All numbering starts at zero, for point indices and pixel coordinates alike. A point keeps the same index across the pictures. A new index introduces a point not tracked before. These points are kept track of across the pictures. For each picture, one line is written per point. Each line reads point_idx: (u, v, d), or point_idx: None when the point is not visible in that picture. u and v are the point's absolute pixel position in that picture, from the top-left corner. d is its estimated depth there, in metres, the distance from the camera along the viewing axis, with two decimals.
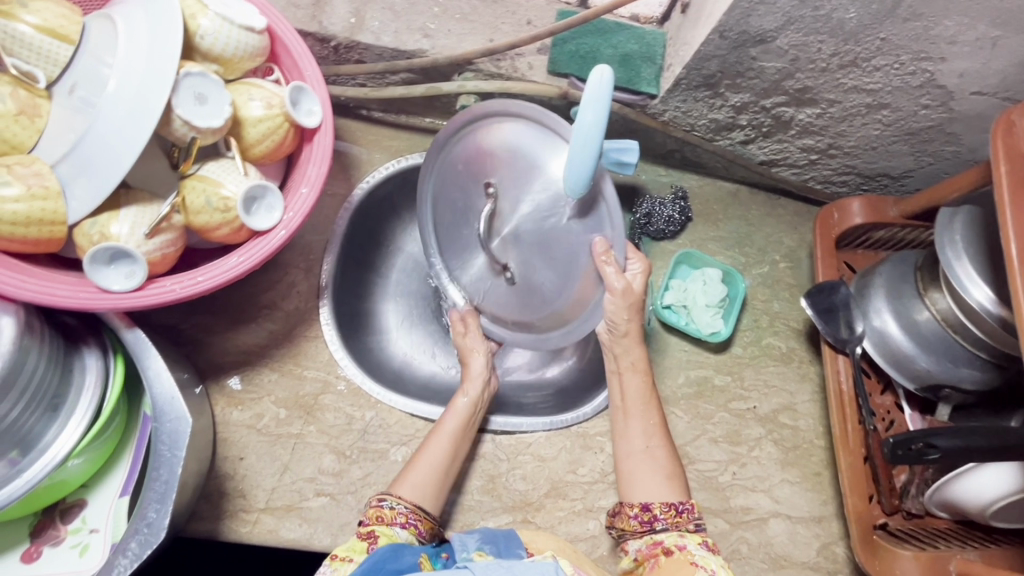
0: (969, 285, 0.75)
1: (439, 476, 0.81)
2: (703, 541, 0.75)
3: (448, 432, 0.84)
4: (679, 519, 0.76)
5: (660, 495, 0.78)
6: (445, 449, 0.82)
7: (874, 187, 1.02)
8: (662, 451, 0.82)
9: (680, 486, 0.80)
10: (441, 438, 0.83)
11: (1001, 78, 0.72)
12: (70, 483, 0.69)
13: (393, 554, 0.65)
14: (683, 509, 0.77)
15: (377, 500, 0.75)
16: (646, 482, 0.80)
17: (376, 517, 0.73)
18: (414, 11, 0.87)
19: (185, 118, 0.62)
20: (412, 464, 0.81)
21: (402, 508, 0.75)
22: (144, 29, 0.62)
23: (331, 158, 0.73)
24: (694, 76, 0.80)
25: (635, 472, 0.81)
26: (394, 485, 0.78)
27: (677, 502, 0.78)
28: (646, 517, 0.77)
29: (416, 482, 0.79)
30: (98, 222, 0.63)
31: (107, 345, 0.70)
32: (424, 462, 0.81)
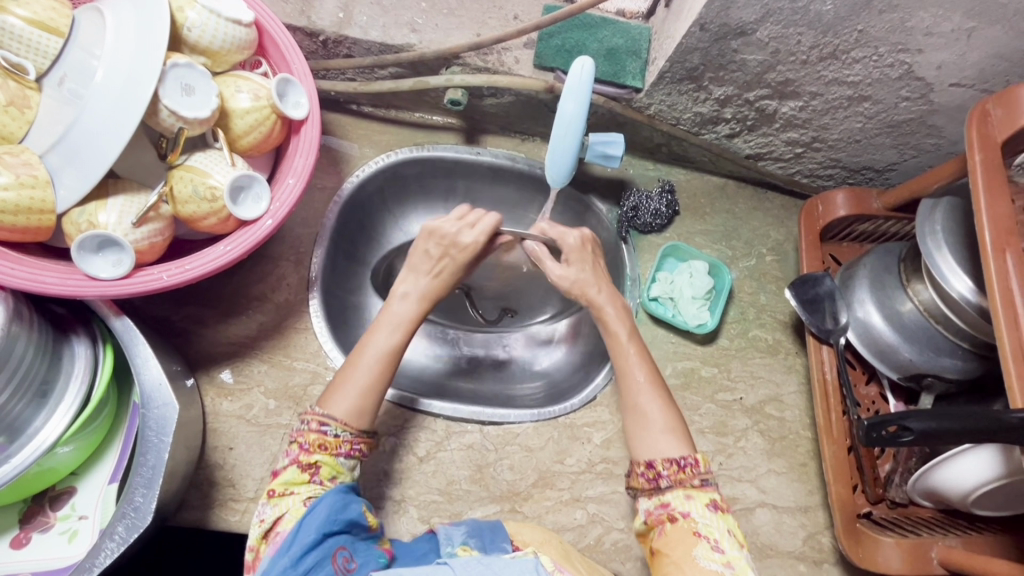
0: (949, 275, 0.76)
1: (374, 390, 0.74)
2: (711, 501, 0.73)
3: (381, 348, 0.76)
4: (683, 475, 0.74)
5: (663, 451, 0.75)
6: (376, 367, 0.75)
7: (859, 180, 1.03)
8: (660, 406, 0.79)
9: (686, 440, 0.77)
10: (373, 355, 0.75)
11: (978, 70, 0.73)
12: (59, 470, 0.70)
13: (341, 504, 0.66)
14: (687, 464, 0.74)
15: (319, 425, 0.70)
16: (654, 440, 0.76)
17: (318, 444, 0.70)
18: (402, 6, 0.88)
19: (171, 109, 0.63)
20: (342, 379, 0.74)
21: (347, 436, 0.71)
22: (132, 21, 0.63)
23: (318, 150, 0.74)
24: (678, 69, 0.81)
25: (638, 430, 0.78)
26: (326, 403, 0.72)
27: (679, 458, 0.75)
28: (651, 475, 0.74)
29: (350, 406, 0.72)
30: (86, 211, 0.64)
31: (96, 334, 0.71)
32: (356, 380, 0.74)
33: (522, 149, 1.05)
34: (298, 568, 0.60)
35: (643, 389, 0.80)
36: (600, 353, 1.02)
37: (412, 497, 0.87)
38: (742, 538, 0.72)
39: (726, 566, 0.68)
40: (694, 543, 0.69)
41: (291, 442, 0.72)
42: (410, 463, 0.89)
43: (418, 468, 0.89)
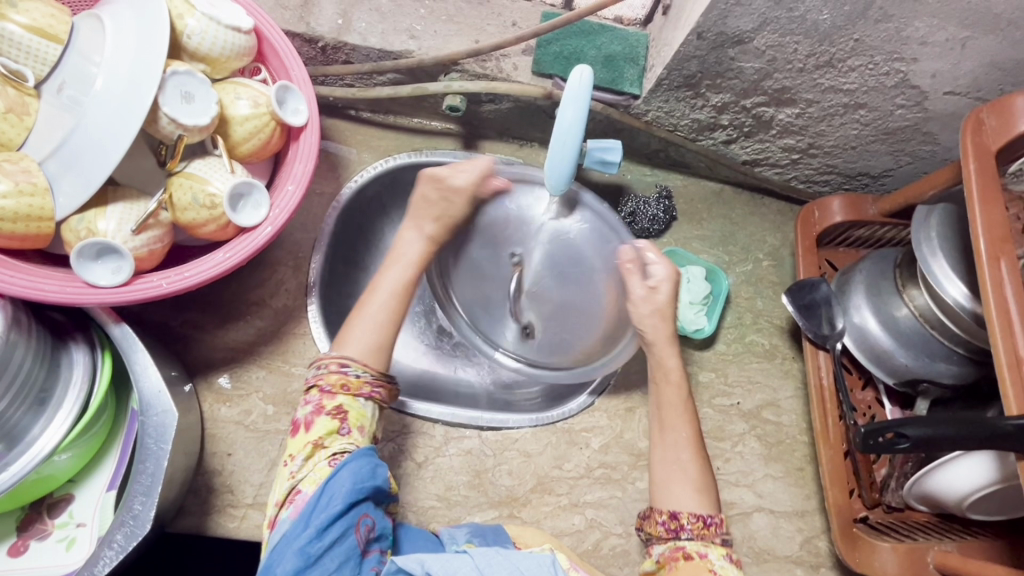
0: (945, 281, 0.76)
1: (389, 325, 0.79)
2: (727, 553, 0.76)
3: (396, 281, 0.82)
4: (706, 531, 0.77)
5: (688, 505, 0.79)
6: (391, 302, 0.80)
7: (855, 186, 1.04)
8: (694, 464, 0.82)
9: (711, 499, 0.80)
10: (385, 291, 0.81)
11: (972, 78, 0.74)
12: (57, 478, 0.70)
13: (368, 471, 0.67)
14: (711, 522, 0.78)
15: (339, 365, 0.74)
16: (681, 493, 0.80)
17: (341, 385, 0.73)
18: (401, 13, 0.89)
19: (171, 117, 0.63)
20: (356, 316, 0.79)
21: (368, 377, 0.75)
22: (132, 27, 0.63)
23: (317, 156, 0.74)
24: (675, 76, 0.82)
25: (669, 482, 0.81)
26: (342, 344, 0.76)
27: (706, 515, 0.78)
28: (673, 526, 0.78)
29: (362, 337, 0.77)
30: (85, 219, 0.64)
31: (94, 340, 0.70)
32: (370, 313, 0.79)
33: (520, 155, 1.05)
34: (321, 540, 0.62)
35: (683, 445, 0.83)
36: None
37: (410, 502, 0.87)
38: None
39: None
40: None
41: (311, 388, 0.74)
42: (409, 469, 0.89)
43: (417, 474, 0.89)
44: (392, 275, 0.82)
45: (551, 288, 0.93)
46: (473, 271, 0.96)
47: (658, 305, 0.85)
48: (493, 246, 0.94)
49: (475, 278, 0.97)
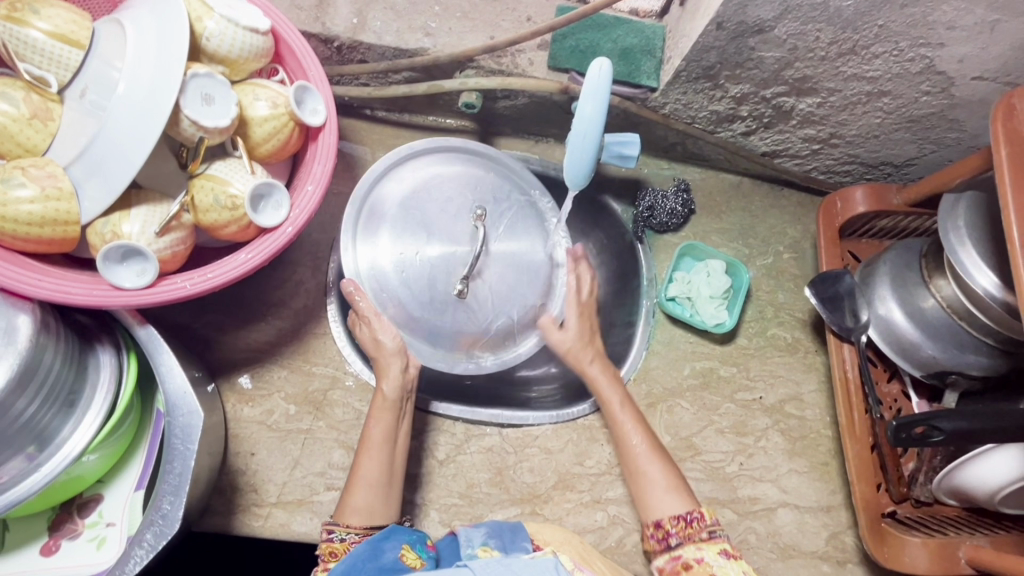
0: (974, 272, 0.75)
1: (378, 485, 0.77)
2: (722, 550, 0.73)
3: (379, 442, 0.79)
4: (691, 530, 0.75)
5: (669, 509, 0.77)
6: (381, 461, 0.78)
7: (877, 175, 1.02)
8: (660, 467, 0.80)
9: (689, 497, 0.78)
10: (367, 451, 0.79)
11: (1002, 62, 0.72)
12: (87, 478, 0.71)
13: (372, 553, 0.68)
14: (693, 519, 0.75)
15: (326, 534, 0.73)
16: (658, 500, 0.78)
17: (330, 552, 0.72)
18: (415, 10, 0.88)
19: (192, 119, 0.64)
20: (350, 484, 0.77)
21: (354, 537, 0.74)
22: (150, 29, 0.63)
23: (336, 155, 0.74)
24: (694, 68, 0.81)
25: (644, 493, 0.79)
26: (340, 514, 0.76)
27: (685, 513, 0.76)
28: (661, 535, 0.76)
29: (359, 502, 0.76)
30: (110, 222, 0.64)
31: (120, 342, 0.71)
32: (360, 479, 0.77)
33: (536, 151, 1.05)
34: None
35: (643, 454, 0.81)
36: (617, 355, 1.01)
37: (432, 500, 0.88)
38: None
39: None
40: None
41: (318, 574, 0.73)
42: (431, 467, 0.89)
43: (438, 471, 0.89)
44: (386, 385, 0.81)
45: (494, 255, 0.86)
46: (421, 211, 0.83)
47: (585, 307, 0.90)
48: (450, 194, 0.85)
49: (420, 218, 0.83)
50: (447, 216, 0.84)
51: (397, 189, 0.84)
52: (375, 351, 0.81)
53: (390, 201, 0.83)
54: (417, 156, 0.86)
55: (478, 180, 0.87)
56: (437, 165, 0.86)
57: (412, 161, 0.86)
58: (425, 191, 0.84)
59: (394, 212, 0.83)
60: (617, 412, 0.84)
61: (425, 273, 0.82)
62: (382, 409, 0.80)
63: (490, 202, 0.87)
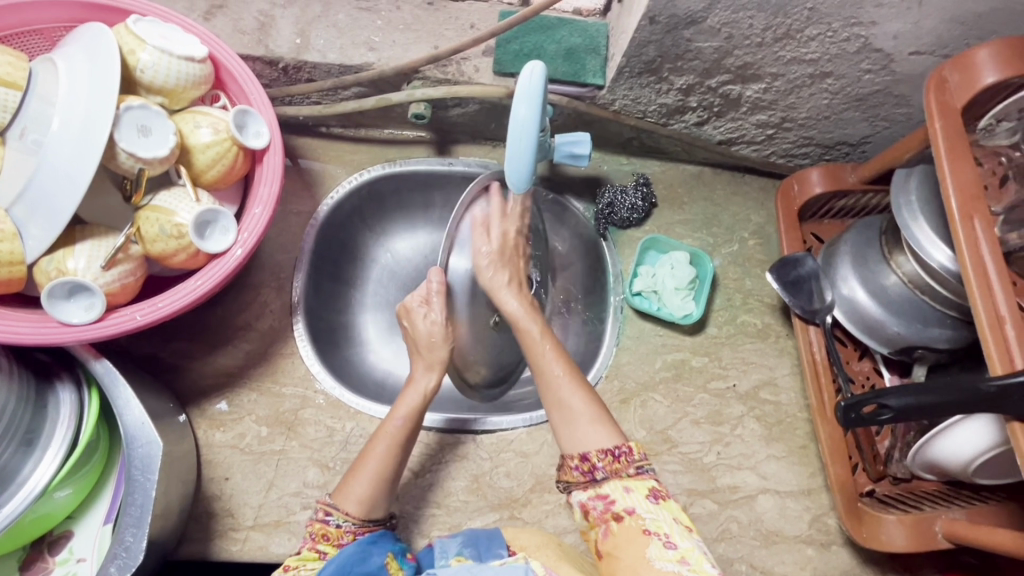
0: (929, 245, 0.75)
1: (384, 480, 0.75)
2: (651, 492, 0.67)
3: (393, 431, 0.77)
4: (618, 465, 0.68)
5: (595, 442, 0.70)
6: (388, 454, 0.76)
7: (836, 155, 1.02)
8: (581, 397, 0.73)
9: (613, 427, 0.71)
10: (384, 440, 0.77)
11: (935, 36, 0.73)
12: (57, 515, 0.71)
13: (360, 556, 0.70)
14: (621, 453, 0.68)
15: (324, 515, 0.73)
16: (582, 433, 0.71)
17: (322, 533, 0.73)
18: (358, 26, 0.89)
19: (129, 151, 0.64)
20: (353, 472, 0.76)
21: (350, 527, 0.73)
22: (84, 65, 0.64)
23: (282, 177, 0.75)
24: (635, 63, 0.81)
25: (569, 423, 0.72)
26: (338, 497, 0.75)
27: (613, 448, 0.69)
28: (586, 468, 0.69)
29: (358, 492, 0.74)
30: (55, 260, 0.65)
31: (81, 378, 0.72)
32: (365, 470, 0.75)
33: (495, 156, 1.05)
34: None
35: (563, 382, 0.74)
36: (589, 356, 1.01)
37: (409, 513, 0.87)
38: (689, 522, 0.66)
39: (681, 563, 0.63)
40: (644, 543, 0.64)
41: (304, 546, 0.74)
42: (407, 479, 0.89)
43: (415, 483, 0.89)
44: (417, 384, 0.80)
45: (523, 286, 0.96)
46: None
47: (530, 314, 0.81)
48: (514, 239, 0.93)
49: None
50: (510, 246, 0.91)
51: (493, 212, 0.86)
52: (427, 350, 0.82)
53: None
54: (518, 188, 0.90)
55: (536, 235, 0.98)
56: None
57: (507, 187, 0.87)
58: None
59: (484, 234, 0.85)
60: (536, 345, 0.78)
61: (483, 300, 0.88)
62: (412, 405, 0.79)
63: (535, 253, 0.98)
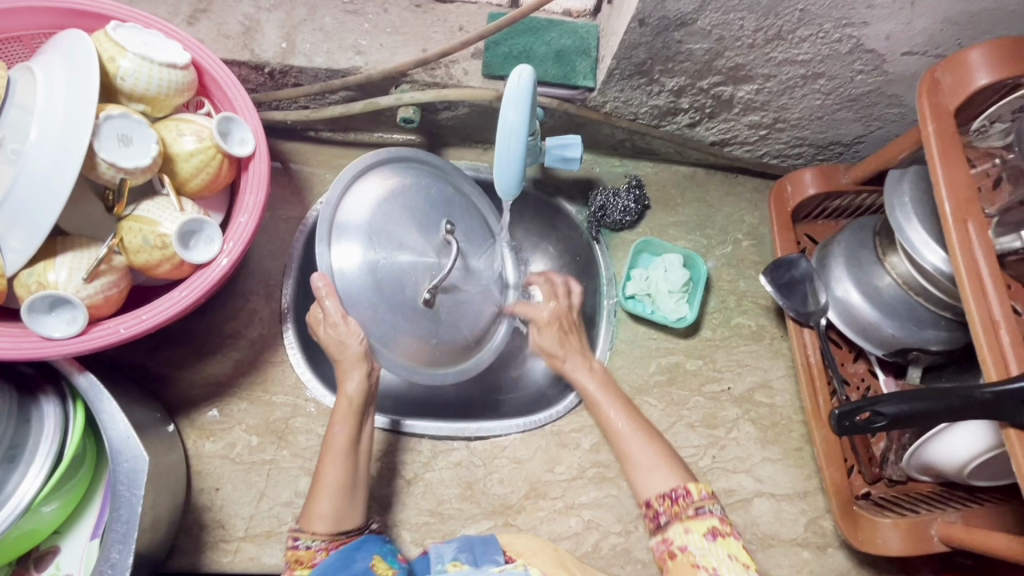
0: (922, 248, 0.74)
1: (345, 490, 0.75)
2: (709, 530, 0.67)
3: (340, 445, 0.76)
4: (677, 509, 0.69)
5: (658, 487, 0.72)
6: (342, 466, 0.75)
7: (829, 155, 1.01)
8: (647, 445, 0.75)
9: (679, 469, 0.73)
10: (333, 454, 0.76)
11: (928, 36, 0.72)
12: (43, 530, 0.70)
13: (343, 562, 0.69)
14: (679, 496, 0.70)
15: (291, 540, 0.71)
16: (646, 478, 0.73)
17: (295, 559, 0.71)
18: (345, 30, 0.88)
19: (109, 161, 0.63)
20: (315, 491, 0.74)
21: (320, 545, 0.71)
22: (62, 74, 0.63)
23: (268, 184, 0.73)
24: (626, 65, 0.80)
25: (638, 468, 0.74)
26: (304, 519, 0.73)
27: (673, 490, 0.71)
28: (653, 513, 0.71)
29: (324, 510, 0.73)
30: (35, 272, 0.64)
31: (65, 392, 0.71)
32: (324, 485, 0.74)
33: (486, 158, 1.04)
34: None
35: (626, 435, 0.77)
36: None
37: (403, 521, 0.87)
38: (748, 560, 0.65)
39: None
40: None
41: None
42: (401, 487, 0.88)
43: (408, 490, 0.88)
44: (347, 388, 0.77)
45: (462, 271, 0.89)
46: (393, 219, 0.81)
47: (560, 311, 0.90)
48: (422, 210, 0.85)
49: (394, 227, 0.81)
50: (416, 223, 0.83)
51: (368, 196, 0.81)
52: (341, 355, 0.77)
53: (362, 207, 0.80)
54: (391, 164, 0.85)
55: (446, 197, 0.89)
56: (411, 176, 0.86)
57: (380, 168, 0.83)
58: (403, 199, 0.83)
59: (367, 219, 0.79)
60: (601, 405, 0.80)
61: (398, 278, 0.80)
62: (346, 412, 0.77)
63: (458, 219, 0.90)
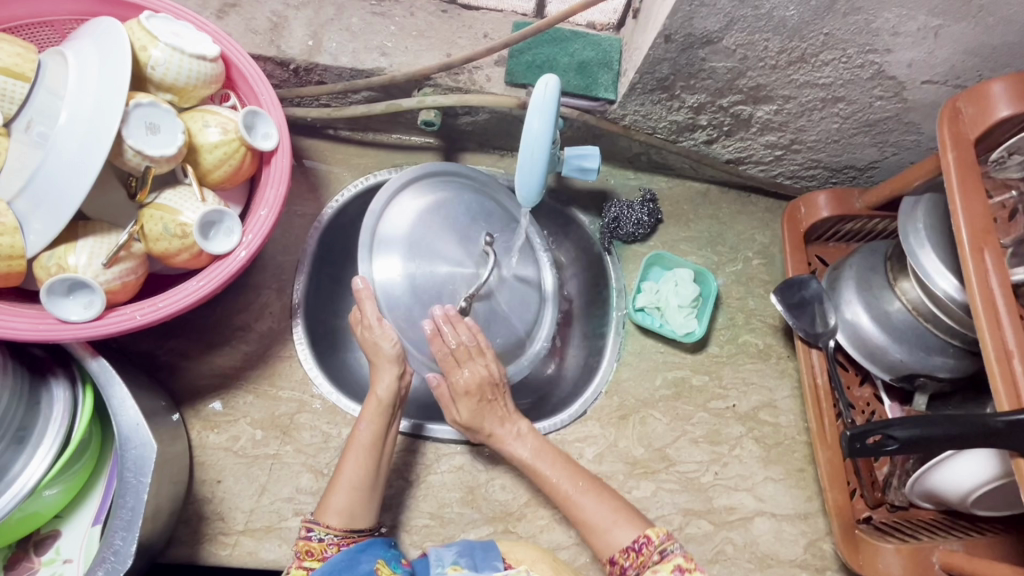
0: (934, 275, 0.74)
1: (363, 489, 0.77)
2: (675, 568, 0.71)
3: (363, 443, 0.78)
4: (641, 559, 0.74)
5: (620, 542, 0.76)
6: (363, 464, 0.77)
7: (843, 179, 1.02)
8: (597, 502, 0.78)
9: (636, 520, 0.77)
10: (355, 452, 0.78)
11: (950, 66, 0.73)
12: (44, 514, 0.70)
13: (348, 563, 0.71)
14: (642, 546, 0.74)
15: (306, 531, 0.73)
16: (609, 535, 0.77)
17: (306, 550, 0.72)
18: (371, 31, 0.89)
19: (136, 148, 0.64)
20: (332, 486, 0.77)
21: (332, 539, 0.74)
22: (94, 60, 0.63)
23: (289, 179, 0.74)
24: (648, 80, 0.81)
25: (599, 529, 0.77)
26: (320, 511, 0.75)
27: (635, 542, 0.75)
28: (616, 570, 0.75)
29: (340, 505, 0.75)
30: (55, 255, 0.64)
31: (75, 376, 0.70)
32: (343, 481, 0.77)
33: (502, 165, 1.05)
34: None
35: (576, 497, 0.78)
36: (588, 368, 1.01)
37: (403, 522, 0.86)
38: None
39: None
40: None
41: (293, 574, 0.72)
42: (402, 488, 0.88)
43: (410, 493, 0.88)
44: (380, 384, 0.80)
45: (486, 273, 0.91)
46: (432, 231, 0.88)
47: (483, 379, 0.83)
48: (461, 224, 0.91)
49: (432, 239, 0.88)
50: (455, 236, 0.90)
51: (410, 208, 0.88)
52: (375, 353, 0.81)
53: (403, 221, 0.88)
54: (433, 179, 0.92)
55: (487, 212, 0.94)
56: (452, 191, 0.92)
57: (420, 183, 0.91)
58: (443, 213, 0.90)
59: (406, 233, 0.87)
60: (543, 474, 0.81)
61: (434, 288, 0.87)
62: (375, 411, 0.79)
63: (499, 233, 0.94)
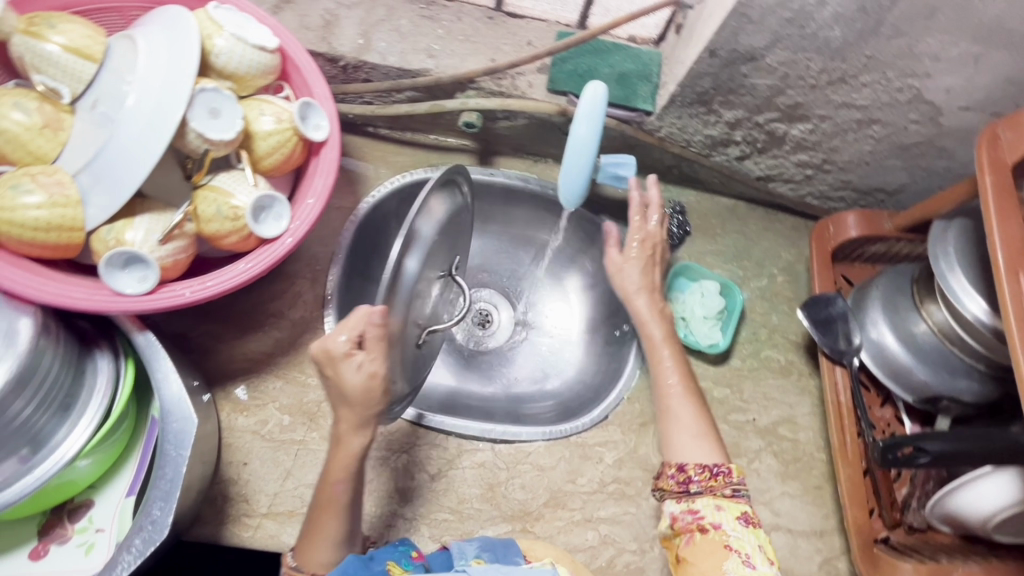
0: (964, 297, 0.75)
1: (344, 540, 0.73)
2: (743, 514, 0.72)
3: (343, 504, 0.72)
4: (714, 483, 0.73)
5: (696, 455, 0.75)
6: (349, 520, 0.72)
7: (870, 202, 1.03)
8: (692, 409, 0.79)
9: (718, 447, 0.76)
10: (336, 510, 0.71)
11: (987, 94, 0.75)
12: (79, 483, 0.71)
13: (361, 564, 0.68)
14: (720, 472, 0.73)
15: None
16: (686, 444, 0.76)
17: None
18: (419, 33, 0.91)
19: (198, 131, 0.66)
20: (311, 536, 0.72)
21: None
22: (163, 45, 0.66)
23: (337, 170, 0.76)
24: (688, 93, 0.83)
25: (680, 437, 0.77)
26: (303, 557, 0.72)
27: (712, 465, 0.74)
28: (682, 479, 0.74)
29: (325, 555, 0.72)
30: (115, 229, 0.66)
31: (119, 348, 0.72)
32: (323, 534, 0.72)
33: (535, 170, 1.07)
34: None
35: (675, 394, 0.80)
36: (611, 375, 1.03)
37: (422, 516, 0.87)
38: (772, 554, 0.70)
39: None
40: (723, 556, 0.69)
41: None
42: (422, 481, 0.89)
43: (431, 487, 0.89)
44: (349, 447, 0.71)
45: (444, 301, 0.91)
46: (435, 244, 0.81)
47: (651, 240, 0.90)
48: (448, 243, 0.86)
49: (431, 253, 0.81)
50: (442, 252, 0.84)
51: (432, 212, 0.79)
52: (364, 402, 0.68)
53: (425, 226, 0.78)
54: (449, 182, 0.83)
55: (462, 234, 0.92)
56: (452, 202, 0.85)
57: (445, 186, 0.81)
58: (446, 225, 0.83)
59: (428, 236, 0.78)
60: (658, 349, 0.83)
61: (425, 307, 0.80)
62: (349, 471, 0.72)
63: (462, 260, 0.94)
